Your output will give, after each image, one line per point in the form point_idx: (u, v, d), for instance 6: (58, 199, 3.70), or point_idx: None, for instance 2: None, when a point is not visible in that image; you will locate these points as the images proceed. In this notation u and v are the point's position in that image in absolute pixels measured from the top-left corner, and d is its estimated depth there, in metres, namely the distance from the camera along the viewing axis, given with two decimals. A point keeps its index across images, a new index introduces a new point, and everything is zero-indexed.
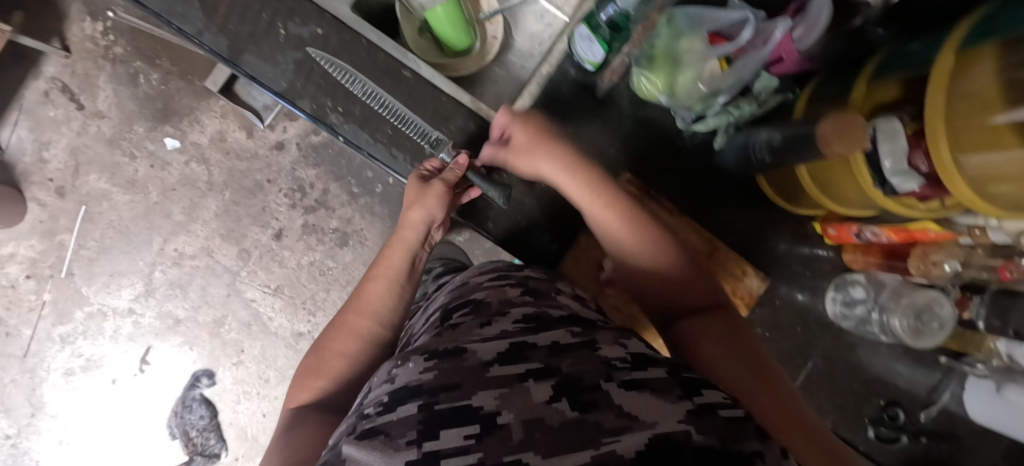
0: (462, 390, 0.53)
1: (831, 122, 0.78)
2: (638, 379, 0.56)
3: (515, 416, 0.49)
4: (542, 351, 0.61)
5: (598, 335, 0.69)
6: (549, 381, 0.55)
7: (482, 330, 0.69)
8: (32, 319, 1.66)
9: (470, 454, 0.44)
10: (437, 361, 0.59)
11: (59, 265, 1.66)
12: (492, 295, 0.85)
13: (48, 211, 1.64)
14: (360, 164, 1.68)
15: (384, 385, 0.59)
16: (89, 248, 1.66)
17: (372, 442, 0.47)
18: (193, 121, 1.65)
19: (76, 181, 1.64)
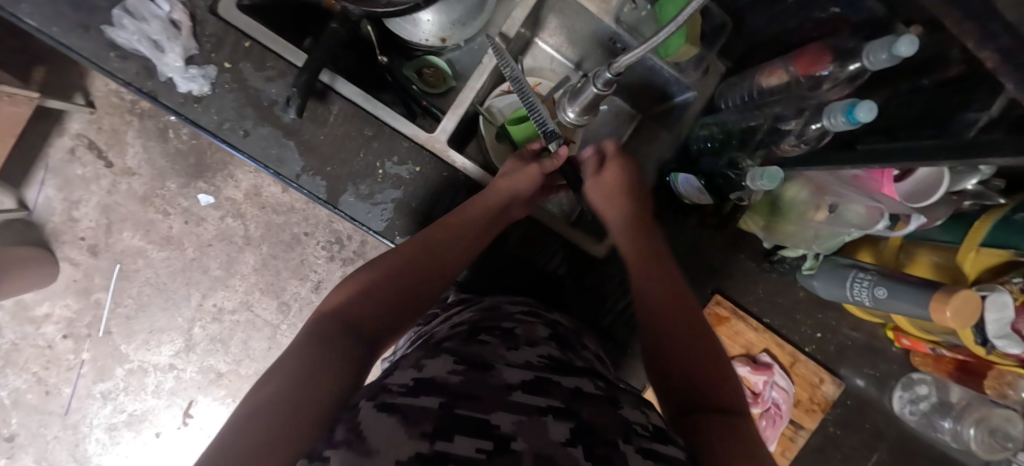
0: (486, 403, 0.46)
1: (959, 291, 0.60)
2: (655, 448, 0.46)
3: (528, 445, 0.42)
4: (564, 389, 0.51)
5: (619, 396, 0.54)
6: (566, 422, 0.46)
7: (508, 352, 0.56)
8: (72, 377, 1.44)
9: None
10: (464, 368, 0.51)
11: (96, 324, 1.44)
12: (517, 305, 0.73)
13: (82, 270, 1.43)
14: None
15: (410, 373, 0.51)
16: (124, 307, 1.44)
17: (383, 421, 0.43)
18: (227, 175, 1.42)
19: (109, 239, 1.43)
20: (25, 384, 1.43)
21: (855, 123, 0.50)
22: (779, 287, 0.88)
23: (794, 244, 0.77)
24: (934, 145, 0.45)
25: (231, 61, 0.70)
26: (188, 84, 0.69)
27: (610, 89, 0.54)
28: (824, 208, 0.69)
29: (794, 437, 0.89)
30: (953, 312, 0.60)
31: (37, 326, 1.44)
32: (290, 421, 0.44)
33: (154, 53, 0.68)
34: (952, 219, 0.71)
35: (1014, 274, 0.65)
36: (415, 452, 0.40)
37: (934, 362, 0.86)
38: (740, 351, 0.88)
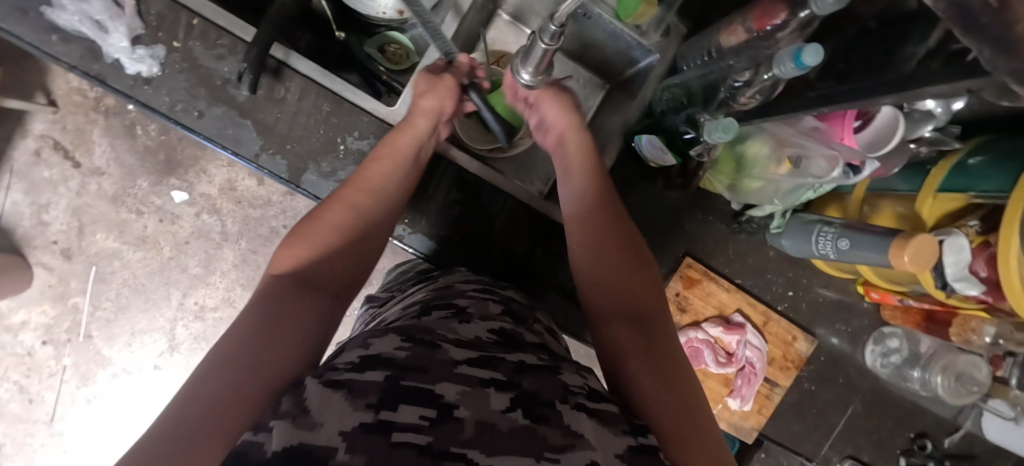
0: (430, 375, 0.45)
1: (915, 236, 0.61)
2: (592, 406, 0.48)
3: (471, 413, 0.42)
4: (509, 364, 0.50)
5: (563, 364, 0.55)
6: (507, 391, 0.46)
7: (459, 326, 0.55)
8: (55, 383, 1.38)
9: (421, 438, 0.38)
10: (411, 344, 0.48)
11: (78, 329, 1.37)
12: (473, 282, 0.72)
13: (56, 275, 1.35)
14: None
15: (358, 349, 0.48)
16: (104, 311, 1.36)
17: (329, 396, 0.40)
18: (200, 171, 1.32)
19: (82, 243, 1.34)
20: (6, 393, 1.37)
21: (802, 68, 0.52)
22: (750, 248, 0.89)
23: (759, 201, 0.77)
24: (877, 84, 0.44)
25: (180, 41, 0.71)
26: (136, 65, 0.70)
27: (558, 44, 0.53)
28: (786, 161, 0.70)
29: (770, 395, 0.90)
30: (910, 256, 0.61)
31: (14, 335, 1.36)
32: (239, 393, 0.43)
33: (99, 34, 0.69)
34: (910, 168, 0.73)
35: (971, 216, 0.67)
36: (359, 424, 0.38)
37: (903, 313, 0.88)
38: (713, 312, 0.89)
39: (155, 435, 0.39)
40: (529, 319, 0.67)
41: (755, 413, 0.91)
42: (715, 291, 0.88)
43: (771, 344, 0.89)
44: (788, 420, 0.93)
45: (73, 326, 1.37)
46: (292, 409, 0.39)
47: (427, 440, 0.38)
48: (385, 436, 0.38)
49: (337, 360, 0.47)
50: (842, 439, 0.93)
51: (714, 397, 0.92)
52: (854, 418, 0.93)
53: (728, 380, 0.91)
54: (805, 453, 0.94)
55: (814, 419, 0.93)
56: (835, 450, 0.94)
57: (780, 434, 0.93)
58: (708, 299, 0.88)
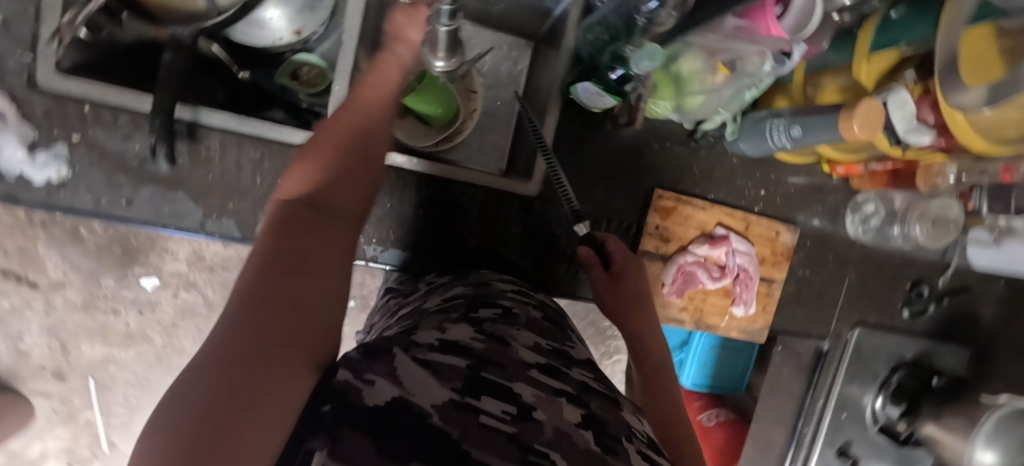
0: (506, 370, 0.42)
1: (860, 105, 0.61)
2: (655, 456, 0.43)
3: (548, 418, 0.38)
4: (574, 380, 0.48)
5: (621, 397, 0.51)
6: (577, 406, 0.43)
7: (518, 332, 0.52)
8: None
9: (507, 427, 0.35)
10: (483, 338, 0.46)
11: (99, 440, 1.33)
12: (509, 283, 0.70)
13: (57, 399, 1.28)
14: None
15: (431, 332, 0.45)
16: (119, 415, 1.32)
17: (414, 369, 0.36)
18: (161, 251, 1.22)
19: (70, 360, 1.25)
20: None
21: None
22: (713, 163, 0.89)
23: (703, 115, 0.79)
24: None
25: (79, 133, 0.67)
26: (41, 171, 0.66)
27: (456, 21, 0.52)
28: (721, 67, 0.71)
29: (770, 292, 0.93)
30: (859, 126, 0.61)
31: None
32: (305, 321, 0.32)
33: None
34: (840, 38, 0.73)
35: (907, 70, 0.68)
36: (448, 399, 0.35)
37: (869, 179, 0.89)
38: (696, 232, 0.90)
39: (207, 354, 0.28)
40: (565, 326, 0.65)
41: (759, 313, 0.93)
42: (693, 212, 0.88)
43: (757, 243, 0.91)
44: (794, 309, 0.96)
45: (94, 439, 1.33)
46: (385, 375, 0.35)
47: (513, 430, 0.35)
48: (473, 416, 0.34)
49: (418, 339, 0.43)
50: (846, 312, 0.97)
51: (719, 312, 0.92)
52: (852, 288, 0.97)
53: (729, 292, 0.92)
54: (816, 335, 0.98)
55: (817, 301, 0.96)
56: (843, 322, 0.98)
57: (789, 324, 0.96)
58: (687, 222, 0.89)
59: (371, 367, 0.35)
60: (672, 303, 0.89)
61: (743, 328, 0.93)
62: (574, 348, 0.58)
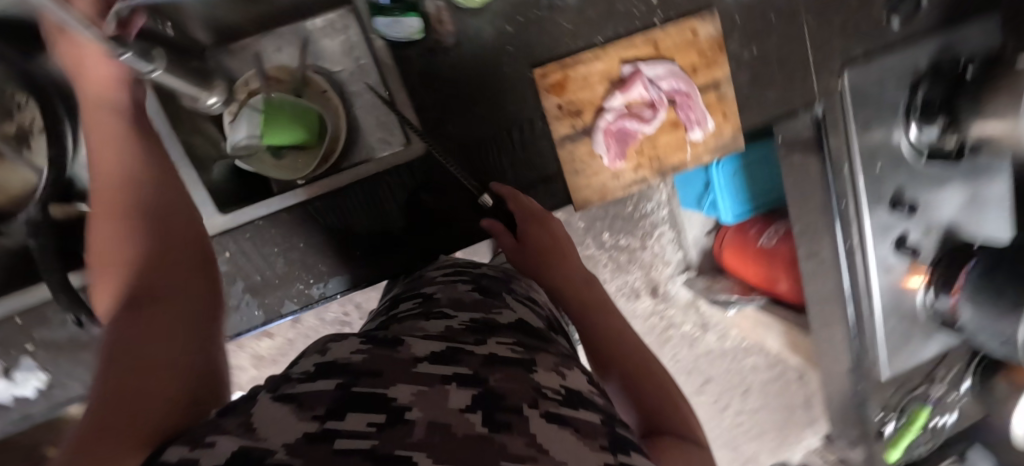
0: (383, 378, 0.41)
1: None
2: (563, 414, 0.42)
3: (422, 414, 0.37)
4: (473, 358, 0.47)
5: (538, 355, 0.52)
6: (468, 389, 0.42)
7: (428, 324, 0.56)
8: None
9: (366, 441, 0.33)
10: (372, 348, 0.47)
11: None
12: (444, 269, 0.77)
13: None
14: None
15: (312, 360, 0.46)
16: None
17: (275, 410, 0.35)
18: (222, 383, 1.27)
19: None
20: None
21: None
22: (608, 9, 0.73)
23: None
24: None
25: None
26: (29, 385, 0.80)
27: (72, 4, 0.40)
28: None
29: (721, 95, 0.78)
30: None
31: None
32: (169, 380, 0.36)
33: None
34: None
35: None
36: (303, 433, 0.33)
37: None
38: (603, 86, 0.76)
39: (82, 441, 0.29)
40: (499, 291, 0.69)
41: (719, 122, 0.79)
42: (586, 67, 0.75)
43: (676, 54, 0.76)
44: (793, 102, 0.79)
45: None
46: (236, 428, 0.33)
47: (373, 442, 0.33)
48: (325, 442, 0.32)
49: (296, 374, 0.44)
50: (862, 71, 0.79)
51: (676, 146, 0.80)
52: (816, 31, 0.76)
53: (674, 121, 0.78)
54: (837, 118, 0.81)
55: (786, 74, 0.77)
56: (830, 75, 0.78)
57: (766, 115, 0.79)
58: (587, 81, 0.75)
59: (223, 422, 0.34)
60: (622, 169, 0.80)
61: (714, 146, 0.80)
62: (500, 313, 0.61)
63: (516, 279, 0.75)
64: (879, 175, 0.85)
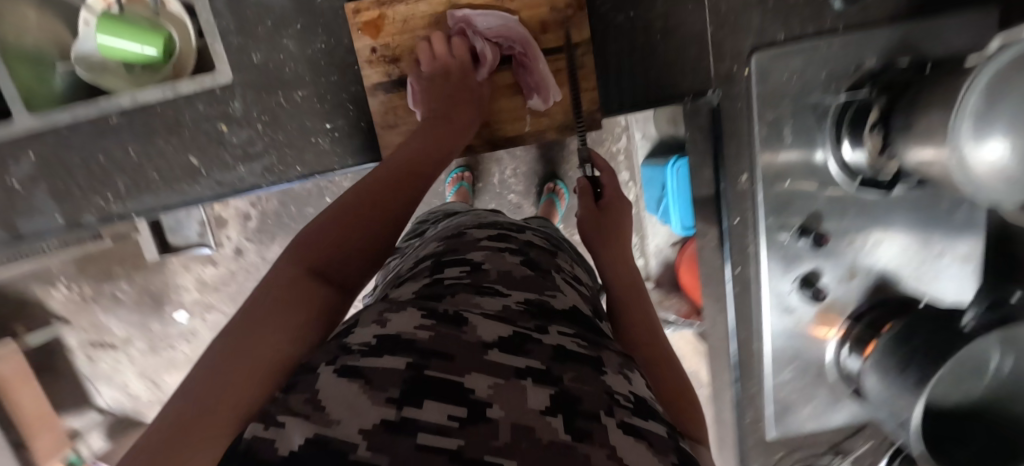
0: (458, 362, 0.27)
1: None
2: (638, 425, 0.27)
3: (505, 416, 0.24)
4: (545, 348, 0.31)
5: (604, 354, 0.34)
6: (546, 386, 0.27)
7: (485, 298, 0.36)
8: None
9: (446, 441, 0.22)
10: (434, 321, 0.30)
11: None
12: (488, 228, 0.50)
13: None
14: (289, 213, 1.15)
15: (370, 327, 0.29)
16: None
17: (341, 386, 0.24)
18: (119, 313, 1.18)
19: (165, 391, 1.25)
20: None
21: None
22: None
23: None
24: None
25: None
26: None
27: None
28: None
29: None
30: None
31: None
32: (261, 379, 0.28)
33: None
34: None
35: None
36: (377, 422, 0.22)
37: None
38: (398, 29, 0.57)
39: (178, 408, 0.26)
40: (549, 269, 0.46)
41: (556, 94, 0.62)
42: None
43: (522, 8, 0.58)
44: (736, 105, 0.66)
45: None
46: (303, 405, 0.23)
47: (456, 444, 0.22)
48: (408, 436, 0.21)
49: (350, 338, 0.29)
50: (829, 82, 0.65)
51: (512, 115, 0.62)
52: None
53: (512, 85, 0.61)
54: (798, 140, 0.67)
55: (666, 45, 0.63)
56: (732, 61, 0.64)
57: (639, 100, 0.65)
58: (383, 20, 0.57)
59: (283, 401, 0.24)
60: None
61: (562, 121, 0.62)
62: (557, 296, 0.40)
63: (563, 253, 0.54)
64: (788, 190, 0.69)
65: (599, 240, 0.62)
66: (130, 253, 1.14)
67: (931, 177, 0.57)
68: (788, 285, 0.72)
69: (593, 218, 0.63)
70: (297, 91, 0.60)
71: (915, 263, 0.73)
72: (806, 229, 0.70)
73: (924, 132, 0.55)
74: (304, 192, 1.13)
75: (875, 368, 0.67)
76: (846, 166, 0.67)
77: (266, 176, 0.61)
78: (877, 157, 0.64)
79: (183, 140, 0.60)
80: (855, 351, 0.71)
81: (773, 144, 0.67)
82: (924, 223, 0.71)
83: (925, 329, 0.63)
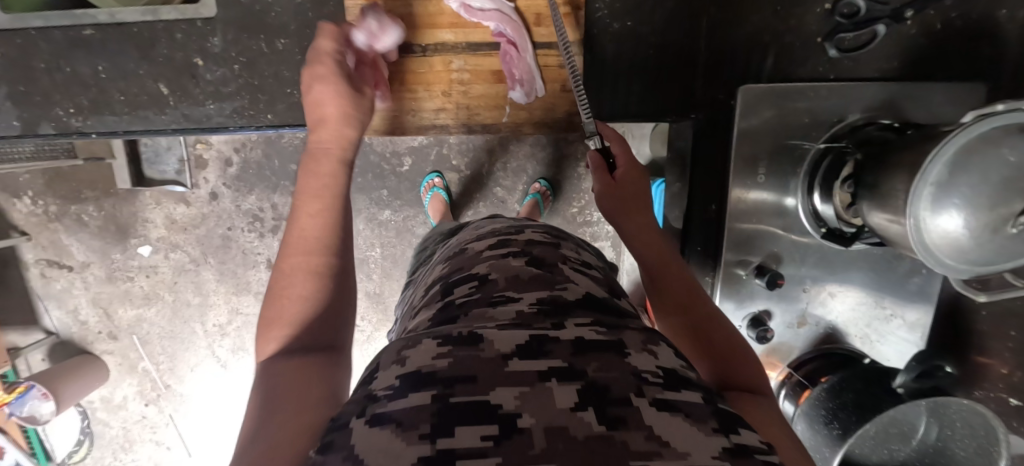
0: (481, 382, 0.31)
1: None
2: (671, 399, 0.32)
3: (536, 421, 0.28)
4: (563, 344, 0.35)
5: (625, 335, 0.38)
6: (572, 383, 0.31)
7: (496, 310, 0.40)
8: None
9: (486, 462, 0.26)
10: (450, 347, 0.34)
11: (157, 384, 1.26)
12: (487, 239, 0.54)
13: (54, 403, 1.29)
14: (270, 166, 1.14)
15: (392, 371, 0.34)
16: (163, 362, 1.25)
17: (375, 437, 0.28)
18: (80, 235, 1.15)
19: (115, 323, 1.22)
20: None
21: None
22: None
23: None
24: None
25: None
26: None
27: None
28: None
29: None
30: None
31: (107, 425, 1.29)
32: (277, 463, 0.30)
33: None
34: None
35: None
36: (416, 460, 0.26)
37: None
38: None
39: None
40: (555, 261, 0.49)
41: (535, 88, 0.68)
42: None
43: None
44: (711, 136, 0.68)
45: (142, 397, 1.27)
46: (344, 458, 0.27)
47: (496, 462, 0.26)
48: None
49: (375, 386, 0.33)
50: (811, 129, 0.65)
51: (492, 102, 0.68)
52: (715, 21, 0.64)
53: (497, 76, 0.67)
54: (768, 180, 0.67)
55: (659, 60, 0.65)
56: (718, 88, 0.66)
57: (627, 108, 0.66)
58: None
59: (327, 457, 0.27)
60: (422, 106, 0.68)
61: (536, 118, 0.69)
62: (567, 288, 0.44)
63: (565, 241, 0.57)
64: (752, 229, 0.69)
65: (620, 216, 0.59)
66: (102, 177, 1.12)
67: (891, 240, 0.58)
68: (738, 322, 0.73)
69: (612, 194, 0.60)
70: (279, 39, 0.63)
71: (863, 322, 0.75)
72: (762, 268, 0.69)
73: (887, 195, 0.55)
74: (290, 148, 1.13)
75: (804, 418, 0.68)
76: (816, 214, 0.67)
77: (236, 118, 0.64)
78: (843, 211, 0.64)
79: (156, 66, 0.63)
80: (792, 397, 0.72)
81: (747, 183, 0.67)
82: (877, 285, 0.73)
83: (856, 387, 0.64)
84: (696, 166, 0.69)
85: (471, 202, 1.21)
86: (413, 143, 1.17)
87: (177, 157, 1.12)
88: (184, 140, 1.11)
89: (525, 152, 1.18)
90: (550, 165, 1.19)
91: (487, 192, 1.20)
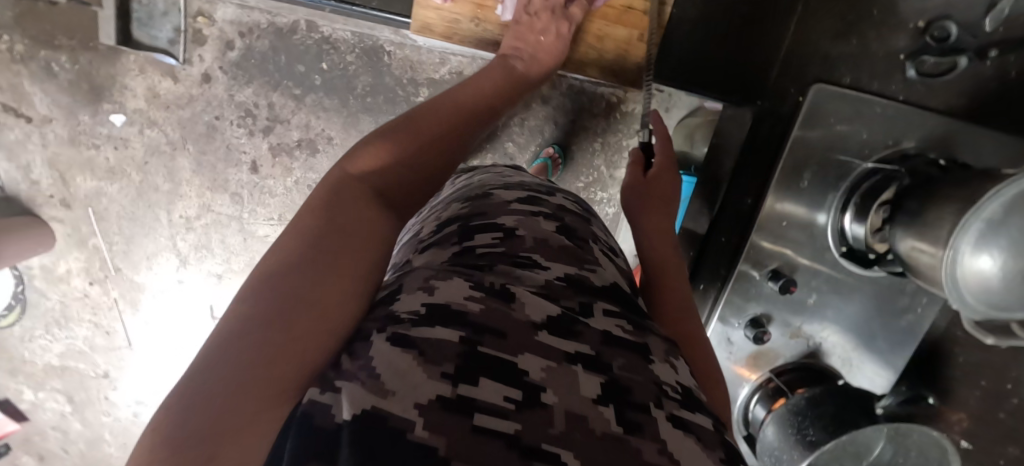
0: (511, 341, 0.28)
1: None
2: (686, 418, 0.29)
3: (561, 401, 0.26)
4: (593, 332, 0.32)
5: (650, 340, 0.35)
6: (597, 374, 0.29)
7: (530, 272, 0.35)
8: (21, 378, 1.22)
9: (506, 425, 0.23)
10: (483, 295, 0.31)
11: (106, 264, 1.16)
12: (515, 191, 0.48)
13: None
14: (279, 59, 1.05)
15: (417, 296, 0.31)
16: (117, 244, 1.14)
17: (393, 356, 0.26)
18: (43, 84, 1.02)
19: (70, 190, 1.10)
20: (49, 366, 1.22)
21: None
22: None
23: None
24: None
25: None
26: None
27: None
28: None
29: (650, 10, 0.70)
30: None
31: (44, 296, 1.16)
32: (287, 343, 0.27)
33: None
34: None
35: None
36: (434, 397, 0.23)
37: None
38: None
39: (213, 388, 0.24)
40: (586, 238, 0.44)
41: (608, 32, 0.72)
42: None
43: None
44: (768, 123, 0.70)
45: (87, 274, 1.16)
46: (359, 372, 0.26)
47: (514, 429, 0.23)
48: (465, 416, 0.23)
49: (398, 308, 0.30)
50: (869, 143, 0.66)
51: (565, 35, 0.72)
52: (809, 8, 0.66)
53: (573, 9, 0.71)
54: (808, 192, 0.68)
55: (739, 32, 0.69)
56: (791, 81, 0.69)
57: (682, 73, 0.72)
58: None
59: (343, 366, 0.26)
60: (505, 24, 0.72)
61: (602, 65, 0.74)
62: (597, 271, 0.39)
63: (595, 221, 0.51)
64: (772, 236, 0.70)
65: (645, 209, 0.56)
66: (80, 25, 0.99)
67: (915, 271, 0.58)
68: (737, 322, 0.74)
69: (648, 183, 0.58)
70: None
71: (848, 344, 0.76)
72: (777, 273, 0.70)
73: (928, 224, 0.55)
74: (303, 46, 1.04)
75: (776, 421, 0.69)
76: (841, 233, 0.68)
77: None
78: (871, 235, 0.64)
79: None
80: (764, 402, 0.74)
81: (790, 187, 0.68)
82: (873, 315, 0.74)
83: (836, 401, 0.66)
84: (746, 165, 0.71)
85: (478, 150, 1.15)
86: (434, 75, 1.08)
87: (172, 25, 1.01)
88: (184, 8, 1.00)
89: (545, 113, 1.13)
90: (567, 132, 1.14)
91: (497, 144, 1.15)
